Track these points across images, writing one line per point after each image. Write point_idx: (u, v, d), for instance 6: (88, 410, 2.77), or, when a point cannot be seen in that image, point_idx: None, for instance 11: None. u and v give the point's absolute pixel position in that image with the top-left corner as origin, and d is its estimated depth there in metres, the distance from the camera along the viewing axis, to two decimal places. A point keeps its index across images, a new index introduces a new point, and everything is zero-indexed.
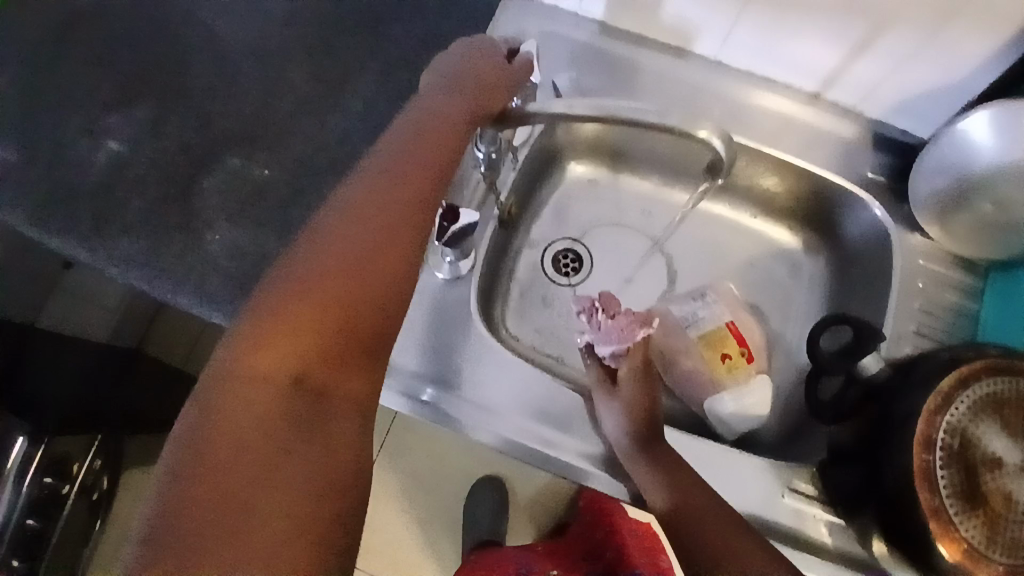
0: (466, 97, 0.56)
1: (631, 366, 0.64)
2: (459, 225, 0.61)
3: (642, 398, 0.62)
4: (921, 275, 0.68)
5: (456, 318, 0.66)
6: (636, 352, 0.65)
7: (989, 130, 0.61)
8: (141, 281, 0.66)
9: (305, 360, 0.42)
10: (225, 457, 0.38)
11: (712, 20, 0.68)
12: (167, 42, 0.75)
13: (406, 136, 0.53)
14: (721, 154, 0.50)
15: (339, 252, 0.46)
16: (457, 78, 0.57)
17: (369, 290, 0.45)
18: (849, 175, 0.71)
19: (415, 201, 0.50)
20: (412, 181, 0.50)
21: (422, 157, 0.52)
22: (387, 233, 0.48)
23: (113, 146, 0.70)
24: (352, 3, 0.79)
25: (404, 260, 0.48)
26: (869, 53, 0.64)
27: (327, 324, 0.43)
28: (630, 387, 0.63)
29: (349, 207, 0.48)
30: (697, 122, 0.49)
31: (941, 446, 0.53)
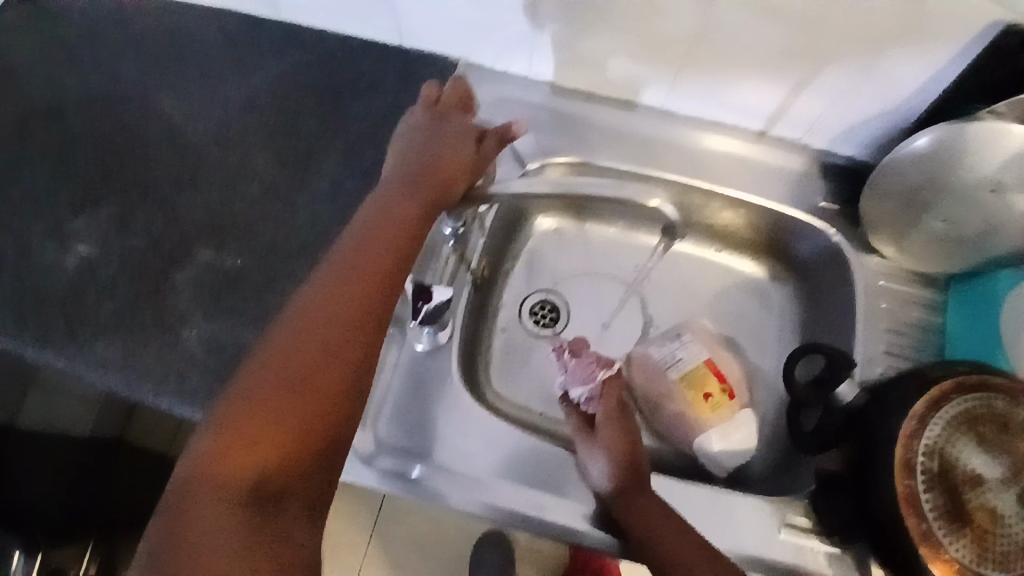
0: (420, 189, 0.58)
1: (605, 408, 0.64)
2: (434, 302, 0.64)
3: (629, 430, 0.62)
4: (882, 294, 0.70)
5: (436, 387, 0.66)
6: (611, 393, 0.64)
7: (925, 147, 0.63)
8: (120, 384, 0.66)
9: (262, 462, 0.42)
10: (184, 555, 0.38)
11: (656, 76, 0.71)
12: (127, 141, 0.76)
13: (363, 230, 0.54)
14: None
15: (299, 357, 0.46)
16: (408, 175, 0.59)
17: (324, 395, 0.45)
18: (803, 207, 0.73)
19: (372, 296, 0.50)
20: (368, 275, 0.51)
21: (380, 252, 0.52)
22: (342, 329, 0.48)
23: (82, 251, 0.71)
24: (309, 82, 0.78)
25: (361, 358, 0.47)
26: (807, 93, 0.68)
27: (284, 428, 0.44)
28: (608, 429, 0.62)
29: (309, 306, 0.48)
30: None
31: (922, 470, 0.55)
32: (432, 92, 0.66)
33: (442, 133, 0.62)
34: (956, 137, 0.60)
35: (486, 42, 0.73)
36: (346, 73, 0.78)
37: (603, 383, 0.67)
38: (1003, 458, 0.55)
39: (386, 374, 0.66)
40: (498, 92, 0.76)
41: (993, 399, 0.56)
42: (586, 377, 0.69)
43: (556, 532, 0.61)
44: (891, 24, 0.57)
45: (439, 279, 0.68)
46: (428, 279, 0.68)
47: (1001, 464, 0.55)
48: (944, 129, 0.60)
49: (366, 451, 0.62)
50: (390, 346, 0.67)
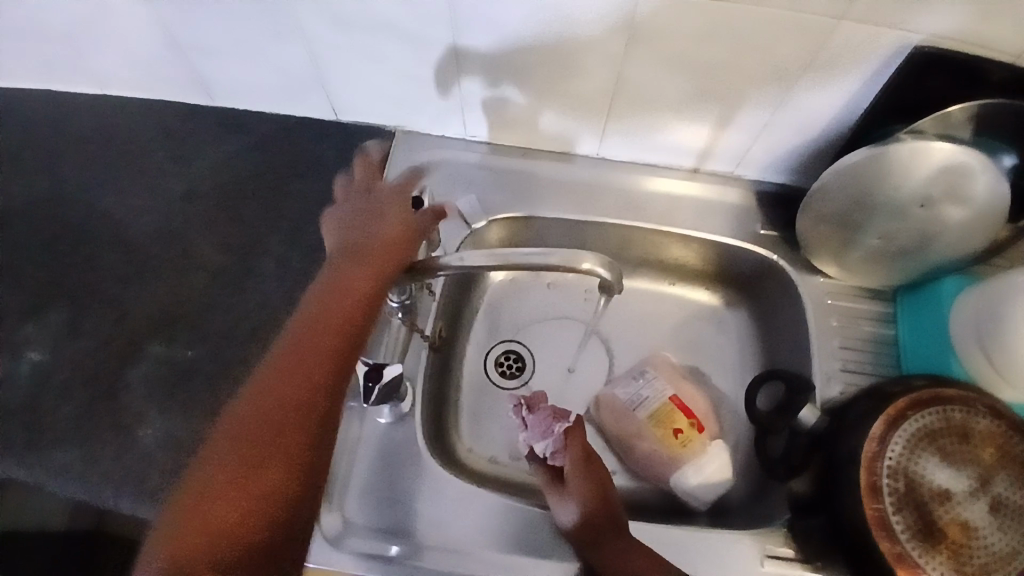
0: (382, 244, 0.58)
1: (570, 459, 0.63)
2: (386, 378, 0.62)
3: (601, 471, 0.63)
4: (832, 313, 0.72)
5: (405, 459, 0.66)
6: (574, 441, 0.63)
7: (850, 164, 0.63)
8: (81, 491, 0.65)
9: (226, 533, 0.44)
10: None
11: (587, 126, 0.73)
12: (72, 243, 0.76)
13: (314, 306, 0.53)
14: (607, 277, 0.53)
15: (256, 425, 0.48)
16: (362, 231, 0.59)
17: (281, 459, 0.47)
18: (743, 236, 0.75)
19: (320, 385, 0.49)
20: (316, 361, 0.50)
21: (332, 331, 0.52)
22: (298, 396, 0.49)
23: (33, 356, 0.71)
24: (251, 165, 0.79)
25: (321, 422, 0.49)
26: (731, 130, 0.71)
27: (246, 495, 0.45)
28: (578, 480, 0.62)
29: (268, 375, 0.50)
30: (577, 256, 0.52)
31: (888, 491, 0.56)
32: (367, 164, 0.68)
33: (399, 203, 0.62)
34: (886, 154, 0.61)
35: (419, 112, 0.75)
36: (286, 154, 0.79)
37: (565, 434, 0.64)
38: (968, 470, 0.56)
39: (350, 450, 0.66)
40: (435, 156, 0.77)
41: (950, 411, 0.58)
42: (546, 430, 0.66)
43: None
44: (795, 58, 0.61)
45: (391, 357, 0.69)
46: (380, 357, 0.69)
47: (966, 476, 0.56)
48: (861, 153, 0.62)
49: (335, 533, 0.62)
50: (352, 421, 0.67)
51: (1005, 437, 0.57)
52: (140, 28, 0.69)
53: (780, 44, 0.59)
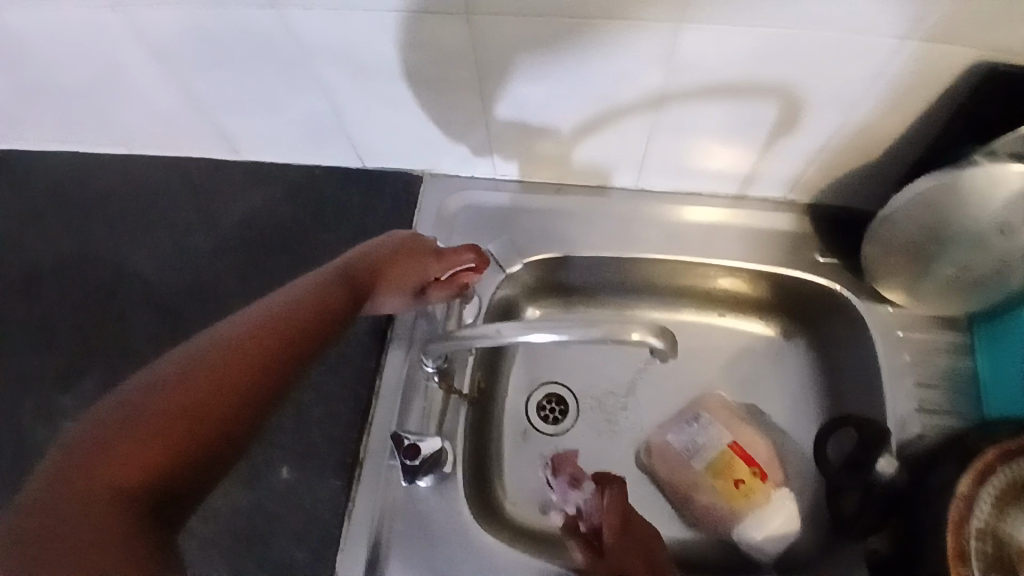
0: (394, 250, 0.63)
1: (610, 525, 0.58)
2: (425, 453, 0.62)
3: (644, 529, 0.60)
4: (904, 346, 0.66)
5: (441, 525, 0.62)
6: (613, 507, 0.59)
7: (918, 193, 0.57)
8: None
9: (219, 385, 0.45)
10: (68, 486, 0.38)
11: (625, 157, 0.69)
12: (104, 306, 0.75)
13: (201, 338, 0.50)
14: (660, 346, 0.49)
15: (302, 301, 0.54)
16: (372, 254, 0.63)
17: (304, 319, 0.53)
18: (800, 264, 0.70)
19: (224, 393, 0.45)
20: (269, 328, 0.50)
21: (243, 354, 0.48)
22: (315, 300, 0.55)
23: (71, 427, 0.69)
24: (277, 219, 0.77)
25: (318, 324, 0.53)
26: (780, 154, 0.65)
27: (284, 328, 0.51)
28: (618, 550, 0.57)
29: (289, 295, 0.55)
30: (626, 328, 0.49)
31: (977, 556, 0.50)
32: (470, 253, 0.65)
33: (402, 258, 0.63)
34: (960, 177, 0.54)
35: (445, 153, 0.72)
36: (310, 203, 0.77)
37: (599, 498, 0.60)
38: None
39: (391, 517, 0.63)
40: (463, 199, 0.74)
41: None
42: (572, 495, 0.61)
43: None
44: (855, 78, 0.55)
45: (424, 427, 0.65)
46: (411, 429, 0.65)
47: None
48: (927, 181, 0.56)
49: None
50: (392, 483, 0.64)
51: None
52: (163, 84, 0.68)
53: (830, 69, 0.54)
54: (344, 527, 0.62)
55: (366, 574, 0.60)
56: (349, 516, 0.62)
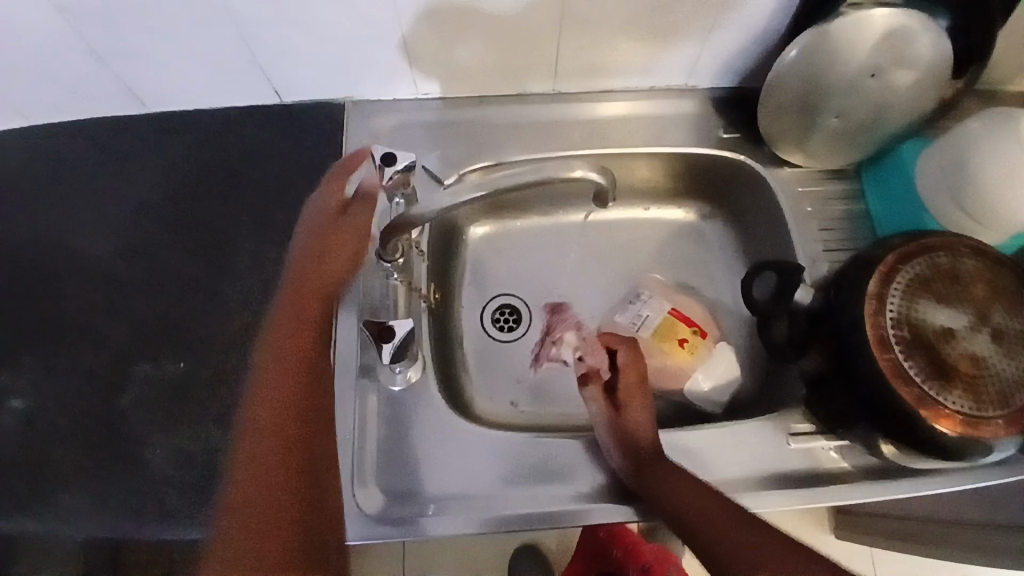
0: (325, 220, 0.68)
1: (628, 385, 0.66)
2: (399, 336, 0.61)
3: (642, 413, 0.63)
4: (805, 199, 0.75)
5: (422, 423, 0.66)
6: (631, 368, 0.67)
7: (795, 52, 0.65)
8: (98, 530, 0.60)
9: (293, 422, 0.55)
10: (229, 552, 0.50)
11: (540, 60, 0.73)
12: (28, 282, 0.71)
13: (267, 434, 0.54)
14: (601, 181, 0.59)
15: (290, 344, 0.59)
16: (316, 243, 0.66)
17: (308, 347, 0.59)
18: (707, 143, 0.77)
19: (298, 418, 0.55)
20: (293, 371, 0.57)
21: (285, 399, 0.56)
22: (302, 334, 0.60)
23: (14, 405, 0.65)
24: (204, 167, 0.76)
25: (315, 354, 0.59)
26: (680, 42, 0.71)
27: (296, 376, 0.57)
28: (633, 407, 0.64)
29: (285, 336, 0.60)
30: (571, 166, 0.58)
31: (896, 342, 0.58)
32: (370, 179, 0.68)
33: (340, 228, 0.66)
34: (831, 30, 0.63)
35: (366, 77, 0.74)
36: (236, 149, 0.76)
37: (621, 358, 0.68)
38: (965, 306, 0.59)
39: (369, 427, 0.65)
40: (389, 120, 0.77)
41: (937, 257, 0.60)
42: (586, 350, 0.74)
43: (573, 520, 0.61)
44: None
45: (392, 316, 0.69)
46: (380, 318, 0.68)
47: (964, 313, 0.58)
48: (800, 41, 0.64)
49: (375, 509, 0.61)
50: (367, 394, 0.66)
51: (992, 272, 0.60)
52: (60, 40, 0.65)
53: None
54: None
55: (354, 483, 0.62)
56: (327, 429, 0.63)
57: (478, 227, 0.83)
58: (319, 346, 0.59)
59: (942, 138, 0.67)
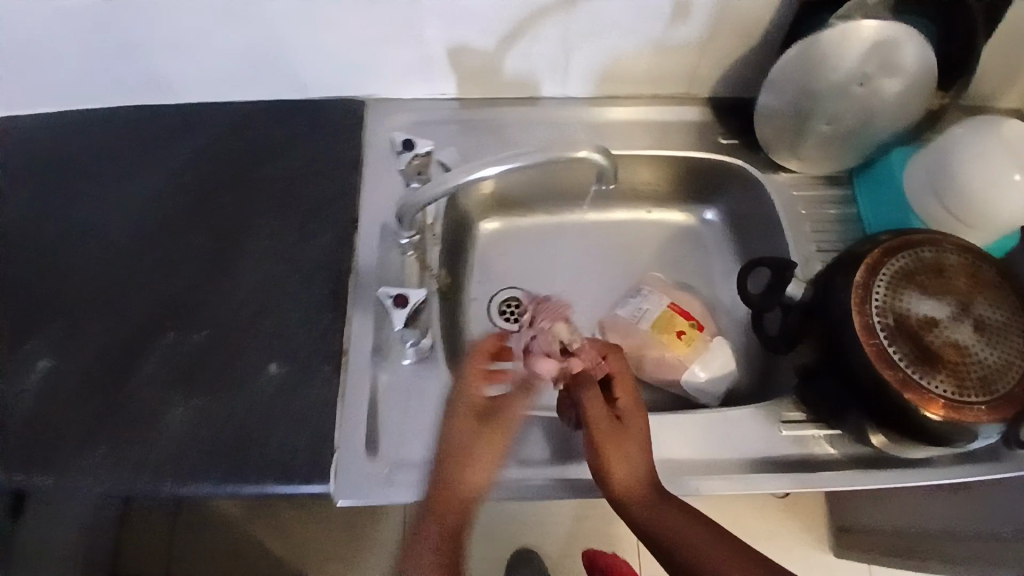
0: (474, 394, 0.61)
1: (625, 400, 0.63)
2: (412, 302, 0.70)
3: (634, 453, 0.60)
4: (800, 203, 0.79)
5: (430, 397, 0.70)
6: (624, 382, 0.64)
7: (786, 57, 0.69)
8: (113, 485, 0.62)
9: (458, 511, 0.56)
10: None
11: (551, 64, 0.78)
12: (58, 253, 0.75)
13: (445, 540, 0.55)
14: (601, 162, 0.60)
15: (460, 436, 0.58)
16: (487, 406, 0.61)
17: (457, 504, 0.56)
18: (707, 147, 0.81)
19: (456, 509, 0.56)
20: (463, 469, 0.57)
21: (462, 497, 0.56)
22: (476, 435, 0.58)
23: (40, 365, 0.68)
24: (230, 154, 0.80)
25: (491, 458, 0.58)
26: (683, 50, 0.76)
27: (462, 462, 0.57)
28: (634, 418, 0.62)
29: (450, 450, 0.58)
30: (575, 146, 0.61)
31: (881, 328, 0.60)
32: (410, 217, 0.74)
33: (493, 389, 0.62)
34: (814, 46, 0.68)
35: (388, 76, 0.79)
36: (260, 139, 0.81)
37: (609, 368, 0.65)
38: (947, 298, 0.61)
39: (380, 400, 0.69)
40: (408, 118, 0.82)
41: (921, 252, 0.64)
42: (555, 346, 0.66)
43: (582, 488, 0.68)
44: None
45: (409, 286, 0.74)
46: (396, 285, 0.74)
47: (947, 303, 0.61)
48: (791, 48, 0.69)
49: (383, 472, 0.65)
50: (379, 371, 0.70)
51: (972, 267, 0.63)
52: (104, 27, 0.70)
53: None
54: (338, 409, 0.67)
55: (365, 450, 0.66)
56: (341, 398, 0.68)
57: (489, 221, 0.86)
58: (492, 443, 0.59)
59: (932, 145, 0.71)
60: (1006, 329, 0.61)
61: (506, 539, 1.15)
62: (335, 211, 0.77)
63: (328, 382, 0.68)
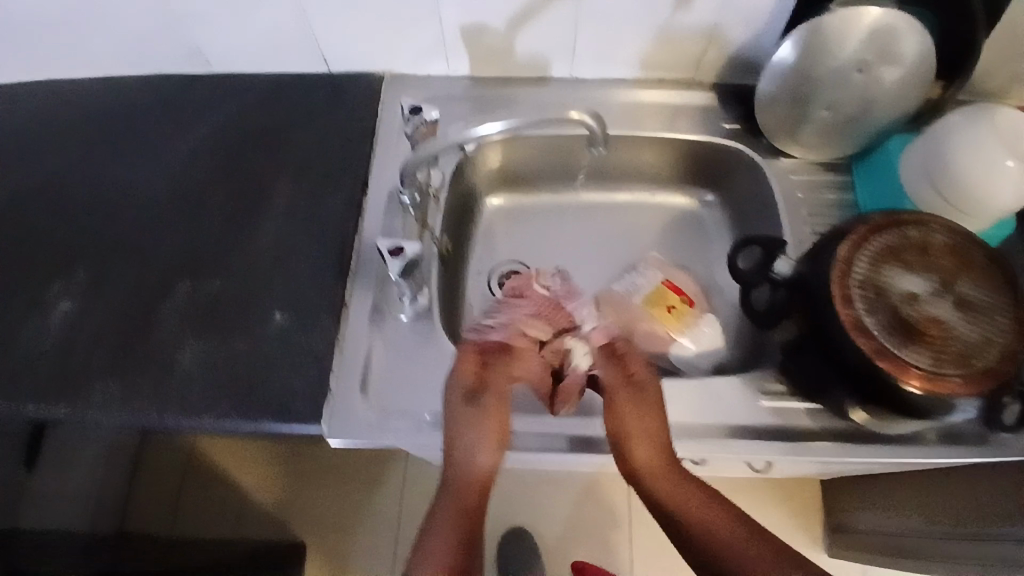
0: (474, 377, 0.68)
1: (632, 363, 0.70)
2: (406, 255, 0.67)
3: (655, 426, 0.64)
4: (797, 187, 0.80)
5: (424, 353, 0.73)
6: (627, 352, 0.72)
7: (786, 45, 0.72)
8: (125, 417, 0.67)
9: (478, 492, 0.64)
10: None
11: (559, 46, 0.81)
12: (90, 206, 0.80)
13: (459, 516, 0.63)
14: (594, 126, 0.60)
15: (483, 422, 0.65)
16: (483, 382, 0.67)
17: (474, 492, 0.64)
18: (711, 132, 0.83)
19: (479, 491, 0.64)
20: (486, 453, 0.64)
21: (479, 481, 0.64)
22: (492, 419, 0.65)
23: (65, 306, 0.73)
24: (253, 122, 0.85)
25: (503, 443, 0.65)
26: (687, 36, 0.78)
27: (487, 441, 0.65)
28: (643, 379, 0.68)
29: (464, 435, 0.65)
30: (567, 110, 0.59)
31: (860, 300, 0.61)
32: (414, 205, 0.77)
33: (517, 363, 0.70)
34: (813, 34, 0.70)
35: (404, 53, 0.83)
36: (282, 108, 0.85)
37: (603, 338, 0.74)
38: (928, 275, 0.62)
39: (377, 353, 0.72)
40: (421, 94, 0.86)
41: (907, 230, 0.64)
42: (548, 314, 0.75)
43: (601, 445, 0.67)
44: None
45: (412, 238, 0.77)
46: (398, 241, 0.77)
47: (929, 280, 0.62)
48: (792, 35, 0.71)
49: (372, 417, 0.68)
50: (378, 327, 0.74)
51: (956, 247, 0.64)
52: None
53: None
54: (335, 356, 0.70)
55: (358, 397, 0.69)
56: (339, 347, 0.71)
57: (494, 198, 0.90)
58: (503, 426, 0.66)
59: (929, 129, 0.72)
60: (987, 308, 0.61)
61: (505, 519, 1.19)
62: (347, 177, 0.81)
63: (329, 333, 0.71)
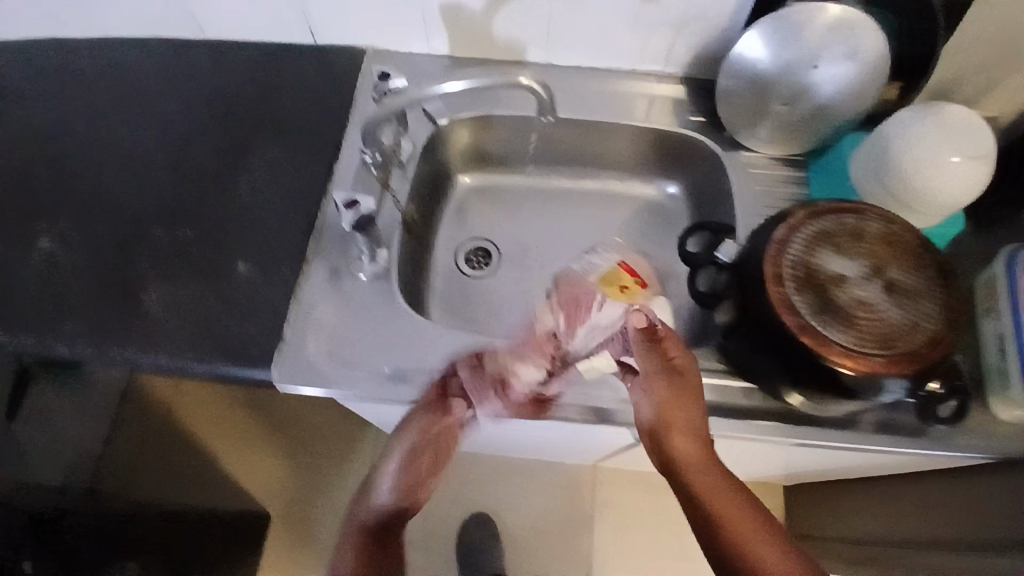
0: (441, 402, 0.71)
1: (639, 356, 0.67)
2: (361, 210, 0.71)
3: (691, 415, 0.61)
4: (755, 179, 0.82)
5: (377, 310, 0.75)
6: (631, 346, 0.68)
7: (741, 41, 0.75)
8: (90, 349, 0.70)
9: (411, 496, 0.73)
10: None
11: (535, 30, 0.84)
12: (79, 155, 0.84)
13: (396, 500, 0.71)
14: (542, 94, 0.66)
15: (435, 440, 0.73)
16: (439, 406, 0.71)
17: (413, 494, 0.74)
18: (678, 122, 0.85)
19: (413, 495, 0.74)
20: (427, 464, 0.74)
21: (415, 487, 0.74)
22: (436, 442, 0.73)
23: (46, 244, 0.77)
24: (240, 87, 0.89)
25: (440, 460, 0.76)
26: (657, 28, 0.81)
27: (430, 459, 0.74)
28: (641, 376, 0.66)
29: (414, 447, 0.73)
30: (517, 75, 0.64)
31: (791, 279, 0.63)
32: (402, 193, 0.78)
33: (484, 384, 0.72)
34: (769, 30, 0.74)
35: (387, 28, 0.87)
36: (269, 74, 0.89)
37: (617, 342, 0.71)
38: (860, 259, 0.64)
39: (333, 306, 0.75)
40: (402, 70, 0.90)
41: (844, 218, 0.66)
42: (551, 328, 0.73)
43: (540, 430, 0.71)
44: None
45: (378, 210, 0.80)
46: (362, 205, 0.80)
47: (861, 264, 0.64)
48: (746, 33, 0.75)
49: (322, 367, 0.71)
50: (337, 282, 0.76)
51: (891, 235, 0.65)
52: None
53: None
54: (291, 308, 0.73)
55: (309, 347, 0.71)
56: (296, 299, 0.74)
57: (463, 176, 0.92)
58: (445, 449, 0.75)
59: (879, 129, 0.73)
60: (916, 293, 0.63)
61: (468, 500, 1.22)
62: (324, 143, 0.85)
63: (289, 285, 0.74)
